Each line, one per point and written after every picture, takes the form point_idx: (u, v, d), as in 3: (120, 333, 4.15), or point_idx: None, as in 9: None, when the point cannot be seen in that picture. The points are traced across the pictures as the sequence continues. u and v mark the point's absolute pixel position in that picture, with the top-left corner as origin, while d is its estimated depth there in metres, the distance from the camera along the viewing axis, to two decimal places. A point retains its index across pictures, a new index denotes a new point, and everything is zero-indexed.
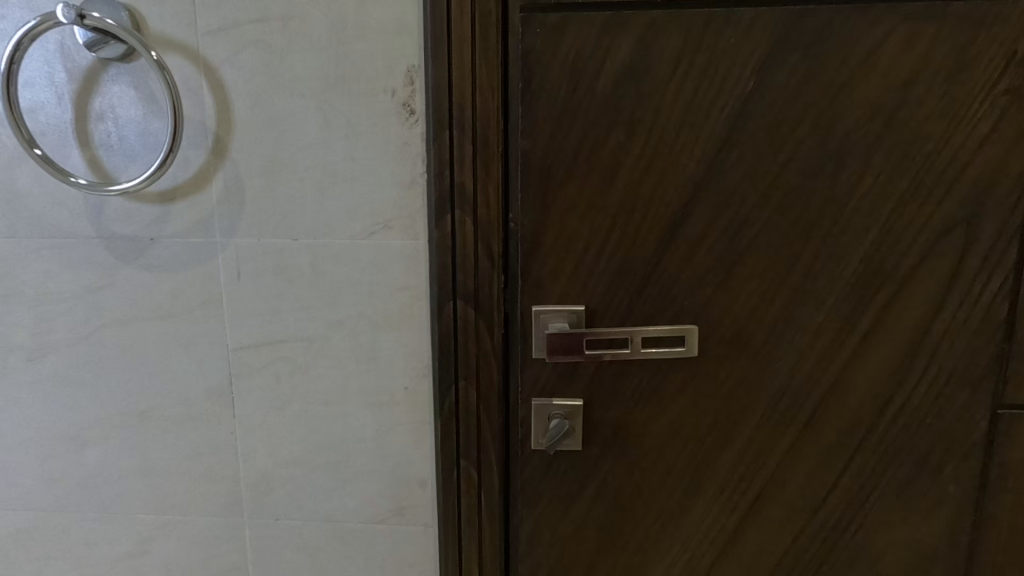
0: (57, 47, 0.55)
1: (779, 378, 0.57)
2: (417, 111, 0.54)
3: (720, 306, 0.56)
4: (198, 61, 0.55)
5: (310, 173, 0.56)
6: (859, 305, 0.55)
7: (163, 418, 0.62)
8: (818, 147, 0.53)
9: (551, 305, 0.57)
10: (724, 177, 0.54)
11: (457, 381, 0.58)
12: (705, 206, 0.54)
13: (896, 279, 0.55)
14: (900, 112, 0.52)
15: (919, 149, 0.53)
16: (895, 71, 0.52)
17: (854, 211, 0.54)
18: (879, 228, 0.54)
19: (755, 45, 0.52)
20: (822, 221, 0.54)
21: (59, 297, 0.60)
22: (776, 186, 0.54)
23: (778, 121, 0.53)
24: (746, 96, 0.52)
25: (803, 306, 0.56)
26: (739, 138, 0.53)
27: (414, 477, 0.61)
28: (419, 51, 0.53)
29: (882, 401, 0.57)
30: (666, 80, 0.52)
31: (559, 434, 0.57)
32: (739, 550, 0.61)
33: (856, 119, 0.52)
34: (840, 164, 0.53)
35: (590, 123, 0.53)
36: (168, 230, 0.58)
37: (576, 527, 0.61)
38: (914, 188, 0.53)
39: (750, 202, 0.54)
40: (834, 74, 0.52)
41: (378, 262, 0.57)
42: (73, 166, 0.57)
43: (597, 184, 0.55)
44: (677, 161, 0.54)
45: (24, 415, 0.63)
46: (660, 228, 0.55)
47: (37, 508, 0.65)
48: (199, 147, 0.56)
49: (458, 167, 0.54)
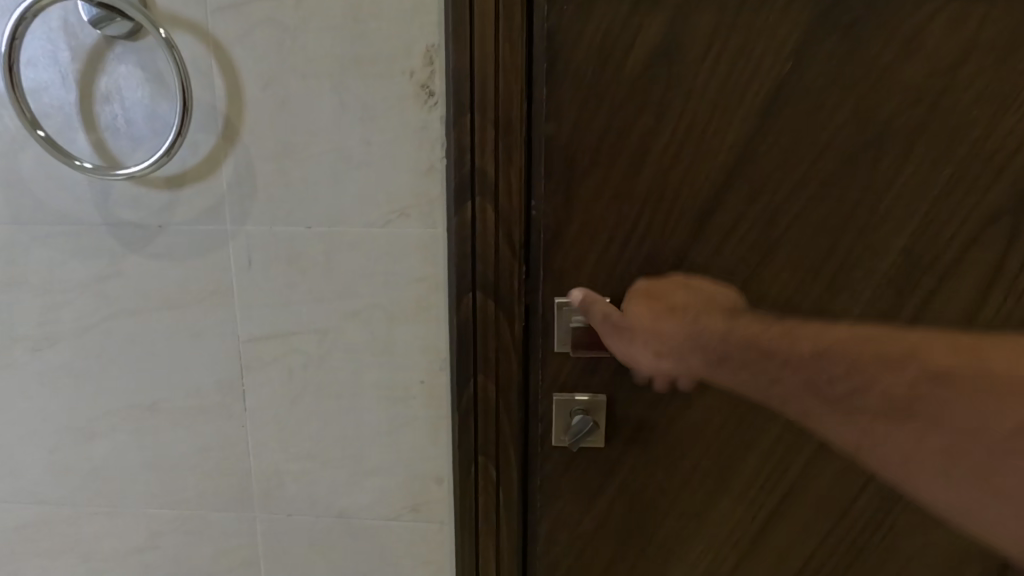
0: (61, 24, 0.53)
1: None
2: (436, 93, 0.52)
3: (750, 300, 0.54)
4: (208, 40, 0.52)
5: (323, 158, 0.54)
6: (896, 300, 0.52)
7: (172, 410, 0.61)
8: (859, 131, 0.50)
9: (574, 298, 0.55)
10: (757, 163, 0.51)
11: (476, 375, 0.55)
12: (738, 194, 0.51)
13: (935, 272, 0.52)
14: (951, 94, 0.49)
15: (972, 133, 0.49)
16: (944, 50, 0.48)
17: (893, 200, 0.51)
18: (919, 217, 0.51)
19: (795, 21, 0.48)
20: (860, 210, 0.51)
21: (65, 285, 0.59)
22: (814, 173, 0.51)
23: (818, 104, 0.49)
24: (785, 77, 0.49)
25: (837, 301, 0.53)
26: (774, 122, 0.50)
27: (430, 473, 0.59)
28: (439, 29, 0.51)
29: None
30: (699, 59, 0.49)
31: (582, 431, 0.55)
32: (764, 552, 0.59)
33: (901, 101, 0.49)
34: (881, 150, 0.50)
35: (617, 106, 0.51)
36: (176, 217, 0.56)
37: (596, 526, 0.59)
38: (959, 176, 0.50)
39: (785, 189, 0.51)
40: (878, 53, 0.48)
41: (394, 251, 0.55)
42: (78, 150, 0.55)
43: (623, 171, 0.52)
44: (709, 146, 0.51)
45: (31, 406, 0.62)
46: (689, 217, 0.52)
47: (45, 500, 0.64)
48: (208, 130, 0.54)
49: (479, 152, 0.51)
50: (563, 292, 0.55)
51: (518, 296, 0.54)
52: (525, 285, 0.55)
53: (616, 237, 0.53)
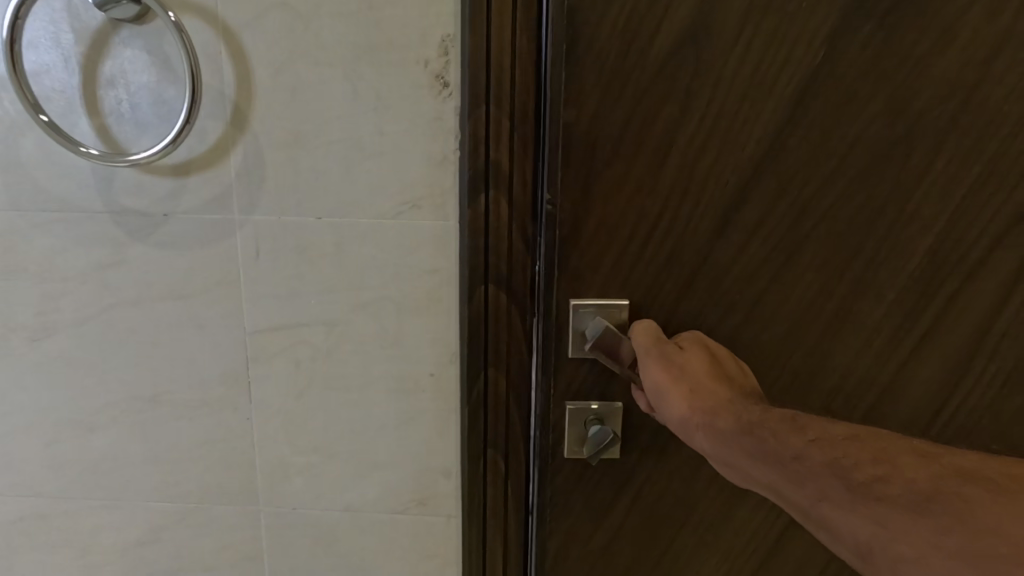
0: (64, 5, 0.52)
1: (834, 378, 0.55)
2: (451, 84, 0.51)
3: (774, 301, 0.54)
4: (217, 25, 0.51)
5: (335, 148, 0.53)
6: (921, 301, 0.53)
7: (175, 403, 0.60)
8: (888, 127, 0.50)
9: (590, 300, 0.55)
10: (784, 158, 0.51)
11: (486, 369, 0.55)
12: (764, 191, 0.52)
13: (962, 272, 0.52)
14: (969, 96, 0.49)
15: (1002, 130, 0.50)
16: (977, 44, 0.48)
17: (922, 198, 0.51)
18: (947, 216, 0.51)
19: (826, 14, 0.48)
20: (887, 210, 0.52)
21: (65, 275, 0.57)
22: (842, 169, 0.51)
23: (849, 98, 0.50)
24: (815, 70, 0.49)
25: (862, 301, 0.54)
26: (803, 116, 0.50)
27: (438, 467, 0.59)
28: (456, 19, 0.50)
29: (938, 401, 0.55)
30: (728, 49, 0.49)
31: (599, 445, 0.55)
32: (787, 553, 0.59)
33: (931, 97, 0.49)
34: (910, 148, 0.50)
35: (642, 97, 0.50)
36: (182, 206, 0.55)
37: (615, 529, 0.60)
38: (987, 175, 0.50)
39: (813, 185, 0.51)
40: (911, 46, 0.48)
41: (405, 244, 0.54)
42: (82, 136, 0.54)
43: (648, 164, 0.52)
44: (735, 141, 0.51)
45: (28, 398, 0.60)
46: (714, 215, 0.52)
47: (41, 494, 0.63)
48: (216, 118, 0.53)
49: (494, 144, 0.51)
50: (580, 290, 0.54)
51: (534, 291, 0.55)
52: (540, 280, 0.54)
53: (635, 234, 0.53)
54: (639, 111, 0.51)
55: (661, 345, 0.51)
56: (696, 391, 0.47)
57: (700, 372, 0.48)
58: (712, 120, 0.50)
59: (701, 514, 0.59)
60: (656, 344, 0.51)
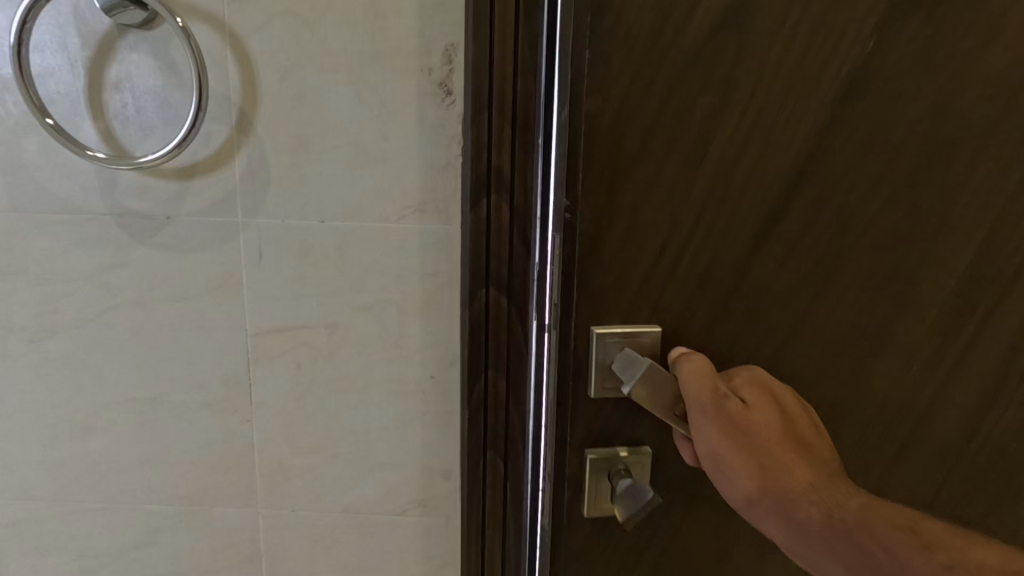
0: (72, 11, 0.52)
1: (881, 385, 0.56)
2: (455, 91, 0.53)
3: (820, 312, 0.54)
4: (223, 31, 0.52)
5: (339, 153, 0.54)
6: (965, 309, 0.55)
7: (175, 405, 0.60)
8: (935, 128, 0.51)
9: (616, 325, 0.54)
10: (829, 163, 0.51)
11: (487, 371, 0.56)
12: (806, 198, 0.52)
13: (1004, 278, 0.54)
14: (1001, 100, 0.50)
15: None
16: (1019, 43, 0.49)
17: (963, 206, 0.52)
18: (990, 223, 0.53)
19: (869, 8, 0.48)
20: (931, 217, 0.52)
21: (66, 277, 0.57)
22: (892, 173, 0.51)
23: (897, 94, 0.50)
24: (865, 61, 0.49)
25: (907, 312, 0.54)
26: (846, 115, 0.50)
27: (438, 468, 0.60)
28: (459, 31, 0.52)
29: (988, 401, 0.57)
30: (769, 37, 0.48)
31: (642, 502, 0.53)
32: None
33: (973, 98, 0.50)
34: (956, 151, 0.51)
35: (687, 96, 0.49)
36: (187, 208, 0.56)
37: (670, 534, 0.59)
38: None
39: (858, 189, 0.52)
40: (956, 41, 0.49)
41: (406, 247, 0.55)
42: (86, 139, 0.54)
43: (682, 169, 0.51)
44: (777, 145, 0.51)
45: (25, 399, 0.60)
46: (755, 222, 0.52)
47: (36, 496, 0.62)
48: (222, 122, 0.54)
49: (496, 151, 0.52)
50: (603, 309, 0.54)
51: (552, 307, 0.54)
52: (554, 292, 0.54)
53: (660, 245, 0.53)
54: (669, 121, 0.50)
55: (720, 407, 0.48)
56: (761, 463, 0.46)
57: (765, 438, 0.47)
58: (743, 129, 0.50)
59: (743, 534, 0.59)
60: (717, 403, 0.48)
